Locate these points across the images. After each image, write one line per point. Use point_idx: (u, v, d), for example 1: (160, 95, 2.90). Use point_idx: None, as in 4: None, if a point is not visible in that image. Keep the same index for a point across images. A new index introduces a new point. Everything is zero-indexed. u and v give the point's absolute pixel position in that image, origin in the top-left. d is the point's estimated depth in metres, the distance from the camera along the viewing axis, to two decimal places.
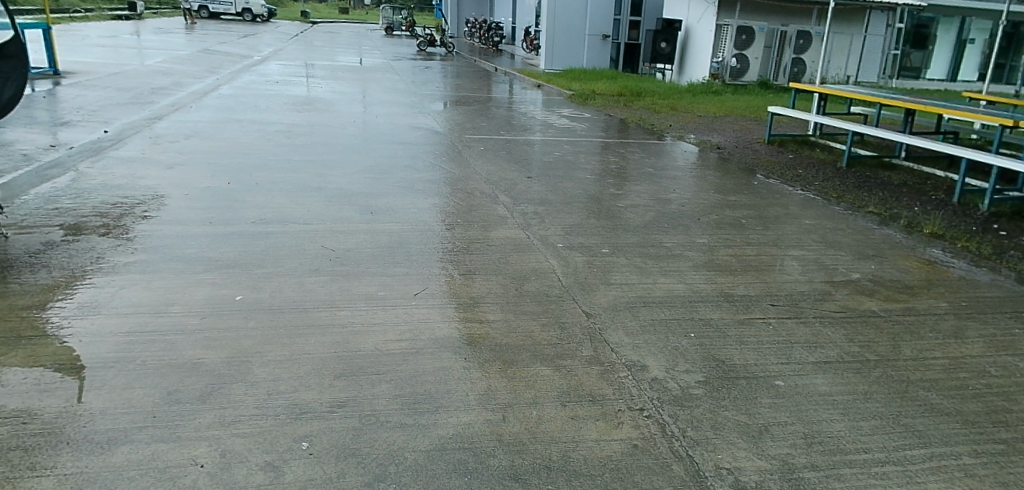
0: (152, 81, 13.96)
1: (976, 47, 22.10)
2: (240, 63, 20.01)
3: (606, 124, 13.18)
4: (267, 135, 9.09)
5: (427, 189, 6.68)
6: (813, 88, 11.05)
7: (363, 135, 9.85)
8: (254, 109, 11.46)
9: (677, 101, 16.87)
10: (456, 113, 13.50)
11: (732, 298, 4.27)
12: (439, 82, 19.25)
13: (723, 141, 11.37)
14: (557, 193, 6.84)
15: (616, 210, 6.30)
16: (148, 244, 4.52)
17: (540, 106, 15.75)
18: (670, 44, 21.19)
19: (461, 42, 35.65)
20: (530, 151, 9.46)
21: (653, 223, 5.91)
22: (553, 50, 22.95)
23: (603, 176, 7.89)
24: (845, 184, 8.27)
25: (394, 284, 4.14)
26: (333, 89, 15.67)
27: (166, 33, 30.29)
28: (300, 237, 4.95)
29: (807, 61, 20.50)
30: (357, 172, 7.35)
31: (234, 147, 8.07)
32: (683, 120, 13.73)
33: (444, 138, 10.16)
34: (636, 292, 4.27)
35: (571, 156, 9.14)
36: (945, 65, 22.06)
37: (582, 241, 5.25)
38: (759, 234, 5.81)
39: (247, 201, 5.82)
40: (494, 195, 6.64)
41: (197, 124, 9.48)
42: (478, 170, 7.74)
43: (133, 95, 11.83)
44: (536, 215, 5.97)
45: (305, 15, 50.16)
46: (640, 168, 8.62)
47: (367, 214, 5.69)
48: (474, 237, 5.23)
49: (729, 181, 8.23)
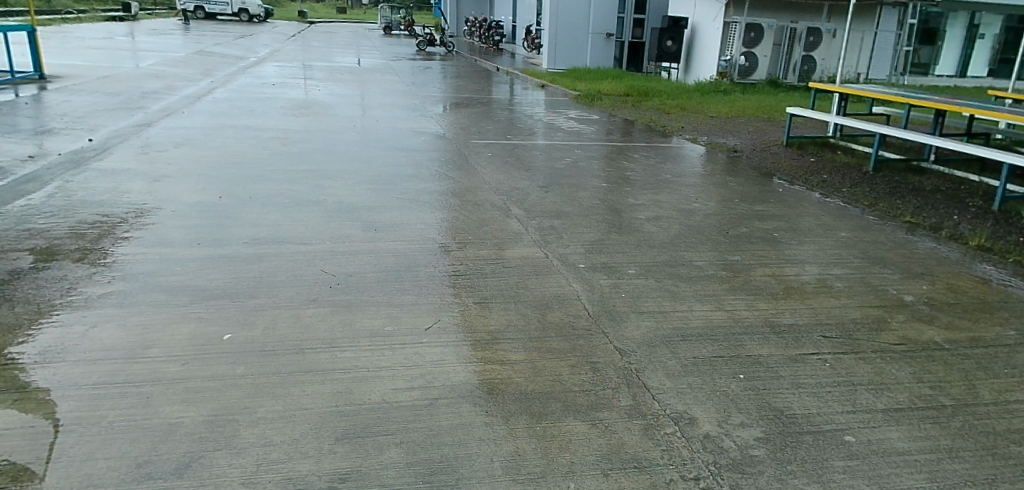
0: (143, 85, 13.52)
1: (986, 42, 21.57)
2: (236, 65, 19.57)
3: (615, 126, 12.72)
4: (262, 142, 8.66)
5: (433, 202, 6.25)
6: (834, 88, 10.62)
7: (364, 140, 9.44)
8: (250, 114, 11.03)
9: (686, 101, 16.45)
10: (460, 115, 13.06)
11: (779, 329, 3.83)
12: (439, 83, 18.83)
13: (738, 144, 10.92)
14: (572, 204, 6.40)
15: (637, 223, 5.87)
16: (127, 271, 4.09)
17: (545, 108, 15.29)
18: (677, 42, 20.52)
19: (461, 41, 35.19)
20: (539, 156, 9.02)
21: (680, 238, 5.47)
22: (556, 50, 22.51)
23: (619, 184, 7.45)
24: (875, 190, 7.82)
25: (401, 317, 3.70)
26: (331, 91, 15.24)
27: (161, 34, 29.87)
28: (297, 260, 4.52)
29: (817, 59, 20.04)
30: (359, 182, 6.93)
31: (227, 156, 7.64)
32: (694, 121, 13.29)
33: (448, 143, 9.73)
34: (673, 322, 3.83)
35: (582, 162, 8.70)
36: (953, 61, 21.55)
37: (606, 261, 4.81)
38: (795, 250, 5.36)
39: (240, 217, 5.39)
40: (506, 207, 6.20)
41: (189, 131, 9.05)
42: (486, 179, 7.30)
43: (122, 100, 11.40)
44: (552, 230, 5.52)
45: (305, 16, 49.76)
46: (655, 174, 8.18)
47: (369, 231, 5.26)
48: (487, 257, 4.79)
49: (752, 187, 7.79)
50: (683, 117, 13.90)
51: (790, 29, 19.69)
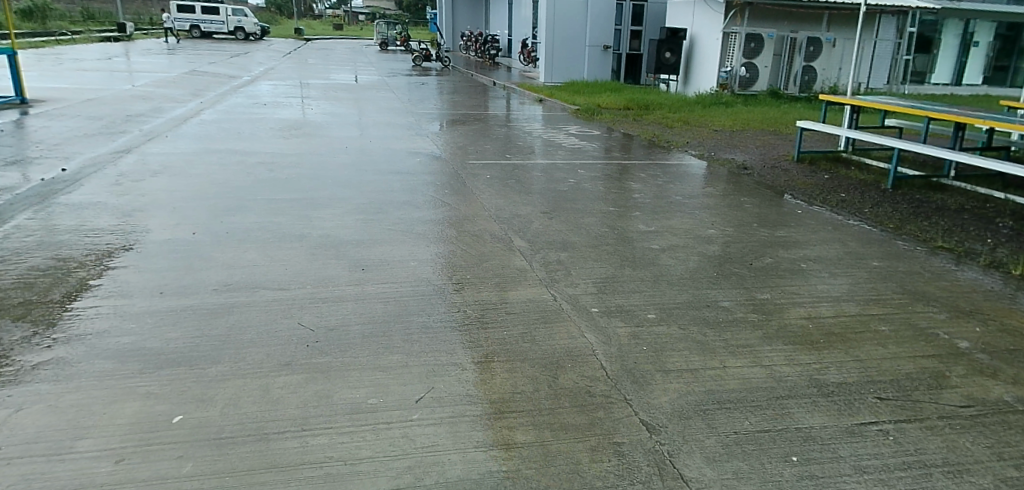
0: (129, 107, 13.06)
1: (981, 50, 21.20)
2: (229, 84, 19.15)
3: (618, 142, 12.23)
4: (246, 168, 8.15)
5: (427, 234, 5.73)
6: (845, 100, 10.15)
7: (355, 164, 8.93)
8: (237, 137, 10.55)
9: (689, 114, 15.99)
10: (456, 134, 12.55)
11: (827, 391, 3.34)
12: (435, 100, 18.40)
13: (748, 159, 10.42)
14: (578, 234, 5.87)
15: (650, 255, 5.33)
16: (74, 331, 3.57)
17: (544, 124, 14.83)
18: (675, 54, 20.10)
19: (457, 56, 34.87)
20: (540, 177, 8.51)
21: (700, 273, 4.94)
22: (553, 64, 22.10)
23: (627, 209, 6.93)
24: (899, 210, 7.31)
25: (389, 386, 3.18)
26: (324, 110, 14.78)
27: (154, 54, 29.49)
28: (272, 309, 3.99)
29: (818, 68, 19.69)
30: (347, 212, 6.40)
31: (207, 185, 7.14)
32: (699, 136, 12.80)
33: (444, 164, 9.23)
34: (705, 383, 3.33)
35: (586, 183, 8.19)
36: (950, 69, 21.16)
37: (621, 303, 4.28)
38: (828, 284, 4.83)
39: (213, 257, 4.87)
40: (507, 238, 5.67)
41: (170, 156, 8.55)
42: (484, 205, 6.78)
43: (104, 124, 10.91)
44: (559, 265, 5.00)
45: (300, 33, 49.61)
46: (665, 196, 7.66)
47: (356, 271, 4.74)
48: (487, 301, 4.26)
49: (769, 208, 7.27)
50: (687, 131, 13.43)
51: (790, 39, 19.30)
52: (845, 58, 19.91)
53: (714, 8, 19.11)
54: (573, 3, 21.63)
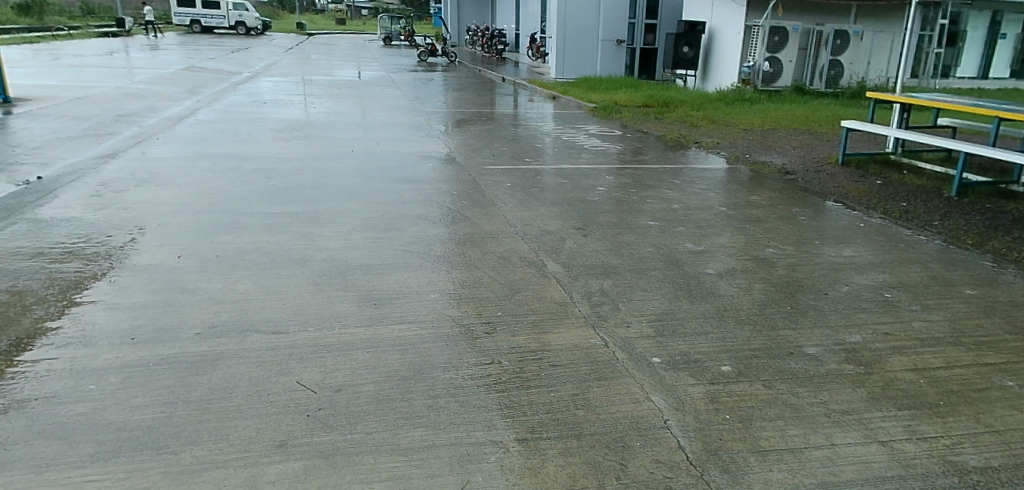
0: (120, 107, 12.36)
1: (1008, 42, 20.30)
2: (228, 81, 18.48)
3: (642, 143, 11.48)
4: (243, 176, 7.47)
5: (447, 256, 5.02)
6: (894, 98, 9.39)
7: (361, 170, 8.23)
8: (234, 140, 9.87)
9: (713, 112, 15.23)
10: (468, 134, 11.82)
11: (972, 481, 2.62)
12: (443, 97, 17.68)
13: (787, 162, 9.68)
14: (620, 255, 5.15)
15: (707, 283, 4.61)
16: (15, 396, 2.89)
17: (559, 123, 14.08)
18: (694, 48, 19.30)
19: (463, 51, 34.13)
20: (565, 184, 7.79)
21: (771, 307, 4.21)
22: (565, 59, 21.30)
23: (669, 222, 6.20)
24: (972, 222, 6.56)
25: (411, 480, 2.47)
26: (327, 109, 14.09)
27: (152, 49, 28.79)
28: (264, 359, 3.29)
29: (845, 63, 18.86)
30: (354, 228, 5.69)
31: (198, 197, 6.45)
32: (728, 135, 12.05)
33: (458, 169, 8.52)
34: (815, 473, 2.62)
35: (618, 191, 7.47)
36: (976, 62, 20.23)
37: (686, 349, 3.56)
38: (925, 322, 4.09)
39: (199, 288, 4.18)
40: (539, 261, 4.96)
41: (161, 162, 7.87)
42: (509, 220, 6.07)
43: (92, 126, 10.23)
44: (604, 297, 4.27)
45: (302, 28, 49.02)
46: (707, 206, 6.92)
47: (367, 306, 4.03)
48: (526, 346, 3.55)
49: (826, 220, 6.53)
50: (714, 130, 12.67)
51: (816, 32, 18.46)
52: (873, 52, 19.07)
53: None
54: None
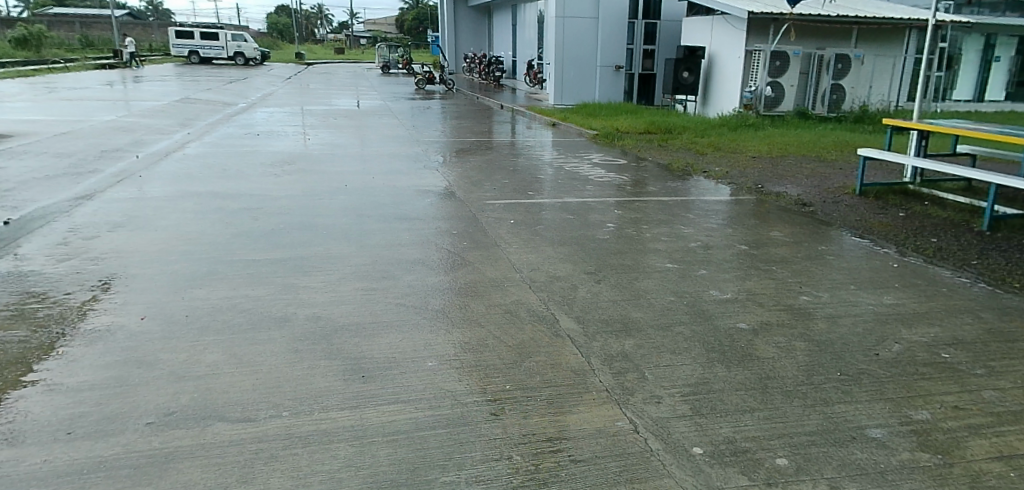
0: (106, 142, 11.93)
1: (1003, 65, 20.01)
2: (222, 112, 18.11)
3: (649, 172, 11.02)
4: (225, 218, 6.98)
5: (446, 310, 4.50)
6: (913, 124, 8.93)
7: (354, 208, 7.73)
8: (221, 176, 9.42)
9: (718, 138, 14.81)
10: (468, 166, 11.35)
11: None
12: (441, 126, 17.28)
13: (803, 193, 9.20)
14: (639, 306, 4.62)
15: (742, 341, 4.09)
16: None
17: (561, 151, 13.63)
18: (694, 73, 18.96)
19: (461, 78, 33.91)
20: (572, 220, 7.28)
21: (819, 375, 3.68)
22: (563, 85, 20.96)
23: (689, 264, 5.68)
24: (1014, 261, 6.04)
25: None
26: (321, 140, 13.66)
27: (149, 81, 28.60)
28: (227, 462, 2.80)
29: (847, 87, 18.57)
30: (343, 277, 5.18)
31: (174, 243, 5.97)
32: (737, 163, 11.60)
33: (457, 205, 8.02)
34: None
35: (629, 228, 6.96)
36: (974, 84, 19.89)
37: (732, 436, 3.06)
38: (998, 393, 3.54)
39: (160, 359, 3.68)
40: (549, 314, 4.43)
41: (138, 204, 7.41)
42: (512, 265, 5.55)
43: (72, 165, 9.79)
44: (625, 360, 3.76)
45: (300, 57, 48.99)
46: (727, 244, 6.40)
47: (354, 377, 3.51)
48: (538, 432, 3.03)
49: (857, 260, 6.01)
50: (721, 158, 12.22)
51: (817, 56, 18.13)
52: (875, 76, 18.77)
53: (734, 25, 17.96)
54: (582, 22, 20.54)
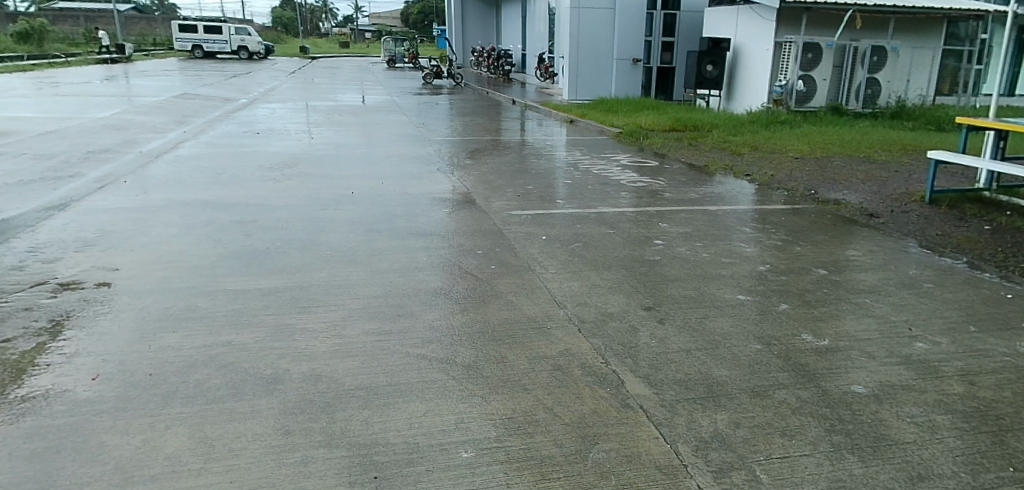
0: (93, 142, 11.06)
1: None
2: (222, 109, 17.20)
3: (684, 176, 10.04)
4: (212, 234, 6.09)
5: (478, 364, 3.58)
6: (990, 123, 7.93)
7: (362, 221, 6.81)
8: (214, 182, 8.54)
9: (751, 136, 13.82)
10: (484, 169, 10.41)
11: None
12: (451, 123, 16.33)
13: (864, 201, 8.22)
14: (721, 358, 3.68)
15: (866, 416, 3.14)
16: None
17: (584, 152, 12.66)
18: (718, 66, 17.94)
19: (469, 73, 32.91)
20: (612, 235, 6.34)
21: (988, 476, 2.74)
22: (578, 80, 19.97)
23: (765, 298, 4.73)
24: None
25: None
26: (324, 140, 12.73)
27: (148, 75, 27.75)
28: None
29: (882, 80, 17.53)
30: (351, 314, 4.27)
31: (148, 267, 5.08)
32: (778, 165, 10.62)
33: (477, 216, 7.10)
34: None
35: (681, 246, 6.01)
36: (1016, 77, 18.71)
37: None
38: None
39: (106, 446, 2.77)
40: (608, 370, 3.51)
41: (115, 217, 6.53)
42: (553, 298, 4.63)
43: (50, 169, 8.90)
44: (723, 449, 2.82)
45: (305, 52, 48.10)
46: (803, 269, 5.43)
47: (365, 479, 2.61)
48: None
49: (961, 289, 5.04)
50: (760, 159, 11.25)
51: (851, 48, 17.05)
52: (912, 69, 17.72)
53: (762, 15, 16.91)
54: (599, 14, 19.53)
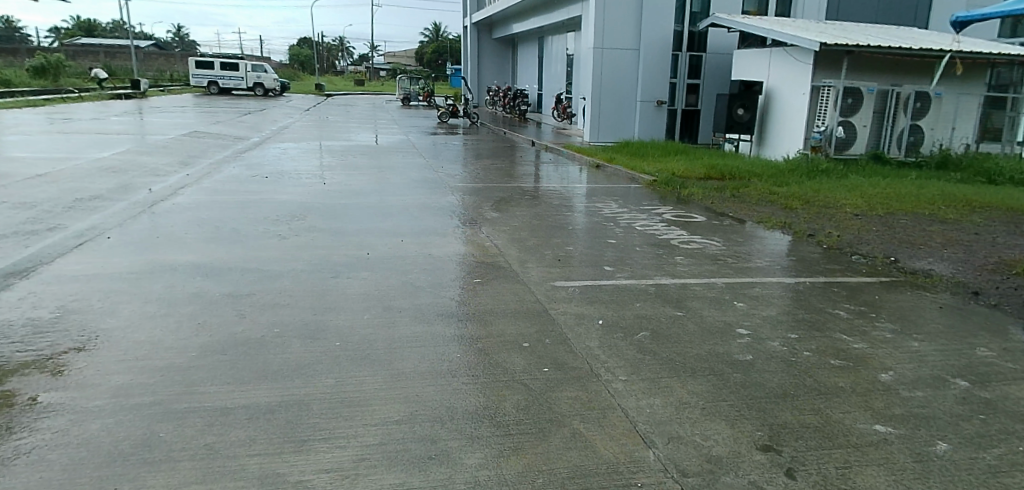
0: (85, 187, 10.13)
1: None
2: (230, 148, 16.36)
3: (739, 235, 8.93)
4: (195, 314, 5.02)
5: None
6: None
7: (377, 294, 5.74)
8: (210, 238, 7.53)
9: (799, 188, 12.68)
10: (513, 223, 9.35)
11: None
12: (470, 166, 15.35)
13: (959, 274, 7.06)
14: None
15: None
16: None
17: (619, 201, 11.63)
18: (750, 110, 16.81)
19: (485, 112, 32.25)
20: (682, 320, 5.21)
21: None
22: (601, 122, 19.01)
23: (912, 430, 3.58)
24: None
25: None
26: (336, 185, 11.77)
27: (162, 112, 27.20)
28: None
29: (925, 128, 16.45)
30: (367, 455, 3.17)
31: (107, 369, 3.99)
32: (841, 224, 9.50)
33: (514, 289, 6.00)
34: None
35: (771, 338, 4.86)
36: None
37: None
38: None
39: None
40: None
41: (84, 289, 5.50)
42: (630, 425, 3.50)
43: (29, 220, 7.92)
44: None
45: (322, 88, 47.93)
46: (940, 380, 4.26)
47: None
48: None
49: None
50: (817, 215, 10.14)
51: (894, 94, 16.01)
52: (957, 116, 16.65)
53: (798, 58, 15.84)
54: (623, 54, 18.65)
